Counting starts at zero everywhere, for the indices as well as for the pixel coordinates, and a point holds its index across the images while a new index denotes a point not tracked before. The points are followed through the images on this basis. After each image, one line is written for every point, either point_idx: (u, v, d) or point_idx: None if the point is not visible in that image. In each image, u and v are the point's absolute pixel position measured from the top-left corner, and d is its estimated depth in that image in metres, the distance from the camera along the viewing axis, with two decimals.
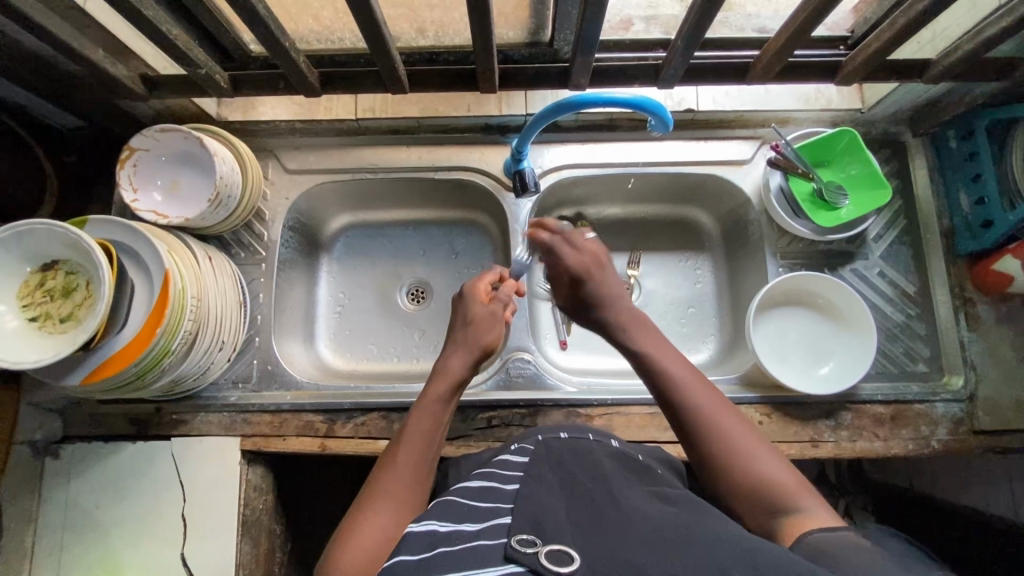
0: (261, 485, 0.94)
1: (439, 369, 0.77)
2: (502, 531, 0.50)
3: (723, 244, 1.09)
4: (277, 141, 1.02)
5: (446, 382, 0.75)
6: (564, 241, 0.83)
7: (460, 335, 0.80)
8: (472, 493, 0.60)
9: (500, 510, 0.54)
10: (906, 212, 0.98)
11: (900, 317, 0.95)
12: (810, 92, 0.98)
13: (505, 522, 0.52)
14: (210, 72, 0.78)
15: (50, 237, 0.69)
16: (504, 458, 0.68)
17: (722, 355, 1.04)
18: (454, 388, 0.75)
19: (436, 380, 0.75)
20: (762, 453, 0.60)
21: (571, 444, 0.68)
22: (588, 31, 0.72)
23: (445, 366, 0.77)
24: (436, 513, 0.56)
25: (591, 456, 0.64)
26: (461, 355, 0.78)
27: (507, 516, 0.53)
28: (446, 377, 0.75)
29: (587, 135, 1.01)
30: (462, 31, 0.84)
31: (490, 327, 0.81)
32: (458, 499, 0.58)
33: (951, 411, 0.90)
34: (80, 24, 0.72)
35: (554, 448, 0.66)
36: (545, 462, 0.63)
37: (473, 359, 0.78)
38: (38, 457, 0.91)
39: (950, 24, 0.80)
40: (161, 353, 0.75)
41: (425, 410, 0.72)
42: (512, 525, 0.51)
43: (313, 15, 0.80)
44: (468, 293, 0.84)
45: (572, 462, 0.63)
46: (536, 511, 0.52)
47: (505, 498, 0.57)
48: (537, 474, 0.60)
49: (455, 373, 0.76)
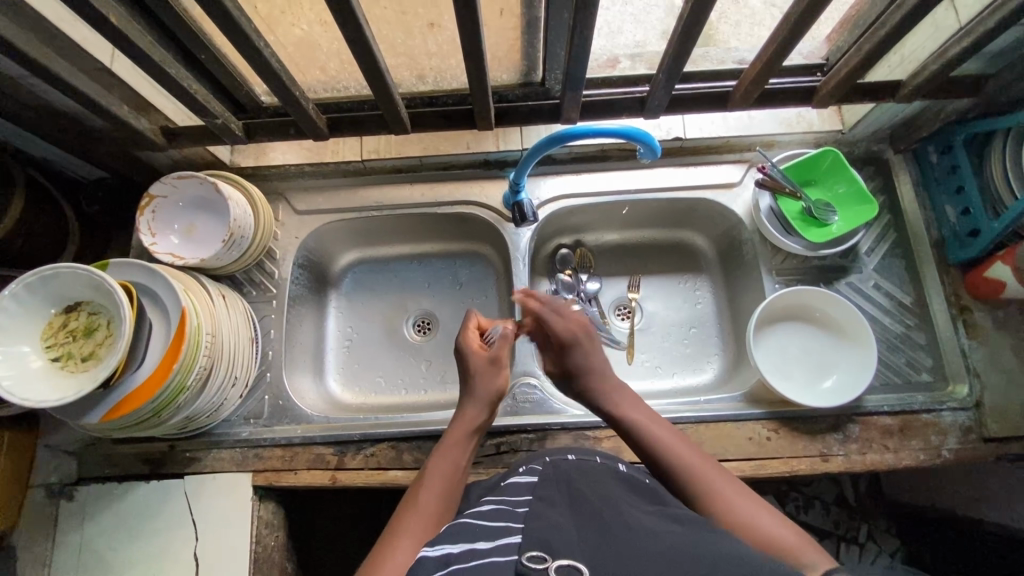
0: (274, 522, 0.94)
1: (458, 416, 0.79)
2: (511, 549, 0.51)
3: (720, 265, 1.12)
4: (287, 184, 1.07)
5: (464, 429, 0.78)
6: (552, 310, 0.86)
7: (471, 383, 0.81)
8: (483, 515, 0.60)
9: (510, 528, 0.55)
10: (895, 226, 1.01)
11: (899, 328, 0.96)
12: (791, 116, 1.03)
13: (516, 541, 0.52)
14: (225, 121, 0.84)
15: (75, 279, 0.73)
16: (512, 481, 0.68)
17: (726, 374, 1.05)
18: (472, 434, 0.78)
19: (455, 429, 0.78)
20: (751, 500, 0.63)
21: (578, 464, 0.68)
22: (576, 70, 0.78)
23: (463, 413, 0.79)
24: (449, 536, 0.57)
25: (595, 477, 0.65)
26: (477, 404, 0.79)
27: (517, 535, 0.54)
28: (464, 424, 0.78)
29: (581, 165, 1.05)
30: (459, 76, 0.90)
31: (497, 373, 0.81)
32: (469, 521, 0.59)
33: (959, 420, 0.90)
34: (107, 82, 0.78)
35: (561, 468, 0.67)
36: (554, 483, 0.64)
37: (490, 405, 0.80)
38: (53, 500, 0.92)
39: (916, 47, 0.85)
40: (177, 389, 0.77)
41: (447, 455, 0.74)
42: (523, 543, 0.51)
43: (320, 67, 0.86)
44: (466, 346, 0.85)
45: (578, 482, 0.63)
46: (546, 530, 0.53)
47: (515, 517, 0.57)
48: (546, 495, 0.61)
49: (475, 419, 0.78)
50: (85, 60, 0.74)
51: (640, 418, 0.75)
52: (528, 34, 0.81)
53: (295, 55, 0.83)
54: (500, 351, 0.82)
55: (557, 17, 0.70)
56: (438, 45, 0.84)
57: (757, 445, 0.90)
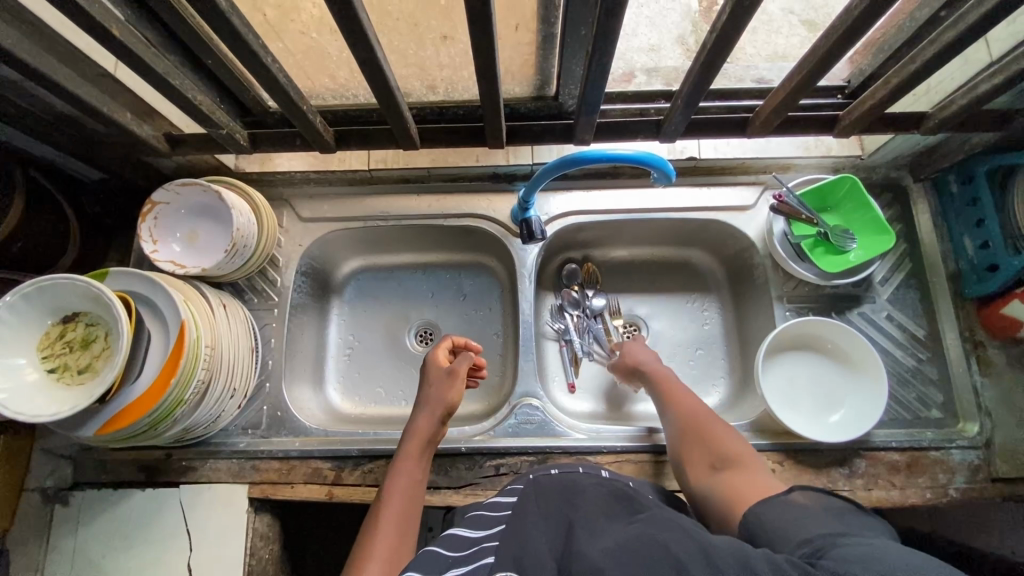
0: (268, 534, 0.94)
1: (410, 428, 0.81)
2: (483, 571, 0.54)
3: (730, 286, 1.10)
4: (291, 191, 1.05)
5: (419, 441, 0.80)
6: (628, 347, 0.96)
7: (425, 395, 0.84)
8: (457, 539, 0.62)
9: (484, 549, 0.58)
10: (911, 256, 0.98)
11: (912, 361, 0.94)
12: (809, 140, 1.00)
13: (488, 562, 0.55)
14: (231, 131, 0.82)
15: (71, 290, 0.71)
16: (492, 501, 0.69)
17: (732, 399, 1.03)
18: (427, 444, 0.80)
19: (409, 442, 0.80)
20: (726, 429, 0.77)
21: (560, 478, 0.69)
22: (592, 92, 0.76)
23: (415, 424, 0.82)
24: (422, 558, 0.58)
25: (576, 490, 0.65)
26: (428, 414, 0.82)
27: (490, 555, 0.57)
28: (418, 435, 0.80)
29: (592, 182, 1.03)
30: (470, 88, 0.88)
31: (453, 384, 0.84)
32: (436, 547, 0.60)
33: (969, 458, 0.89)
34: (110, 89, 0.76)
35: (544, 484, 0.67)
36: (534, 501, 0.64)
37: (441, 416, 0.82)
38: (48, 504, 0.91)
39: (944, 78, 0.82)
40: (174, 403, 0.76)
41: (404, 469, 0.77)
42: (495, 563, 0.55)
43: (330, 75, 0.84)
44: (429, 361, 0.88)
45: (558, 498, 0.64)
46: (518, 548, 0.56)
47: (489, 539, 0.60)
48: (523, 512, 0.62)
49: (427, 430, 0.81)
50: (88, 66, 0.72)
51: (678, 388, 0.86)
52: (544, 50, 0.78)
53: (304, 64, 0.81)
54: (460, 365, 0.85)
55: (577, 38, 0.68)
56: (451, 57, 0.82)
57: None
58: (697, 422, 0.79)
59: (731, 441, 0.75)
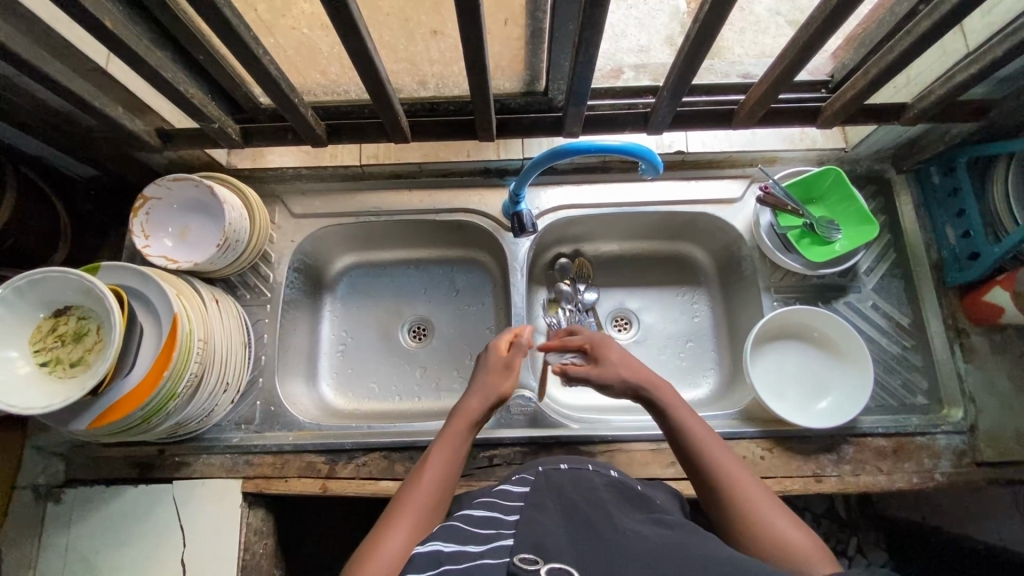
0: (263, 529, 0.93)
1: (460, 408, 0.80)
2: (504, 553, 0.52)
3: (719, 278, 1.11)
4: (283, 187, 1.06)
5: (463, 422, 0.78)
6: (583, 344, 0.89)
7: (481, 380, 0.83)
8: (474, 520, 0.60)
9: (502, 534, 0.56)
10: (895, 247, 1.00)
11: (897, 349, 0.96)
12: (794, 134, 1.02)
13: (507, 544, 0.54)
14: (223, 125, 0.83)
15: (65, 284, 0.72)
16: (505, 488, 0.69)
17: (722, 390, 1.05)
18: (472, 427, 0.79)
19: (458, 417, 0.79)
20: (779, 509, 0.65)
21: (571, 474, 0.68)
22: (579, 84, 0.77)
23: (465, 406, 0.80)
24: (442, 533, 0.58)
25: (586, 485, 0.65)
26: (481, 397, 0.81)
27: (508, 539, 0.55)
28: (464, 417, 0.79)
29: (582, 176, 1.04)
30: (460, 83, 0.89)
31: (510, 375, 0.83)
32: (461, 526, 0.59)
33: (954, 443, 0.90)
34: (102, 83, 0.77)
35: (554, 478, 0.67)
36: (548, 493, 0.63)
37: (493, 403, 0.81)
38: (40, 501, 0.91)
39: (923, 70, 0.84)
40: (167, 396, 0.76)
41: (448, 444, 0.76)
42: (514, 546, 0.53)
43: (321, 71, 0.85)
44: (490, 347, 0.87)
45: (571, 490, 0.64)
46: (538, 533, 0.54)
47: (506, 525, 0.58)
48: (539, 503, 0.61)
49: (476, 413, 0.79)
50: (81, 60, 0.73)
51: (713, 446, 0.73)
52: (533, 44, 0.80)
53: (295, 59, 0.82)
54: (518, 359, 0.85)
55: (563, 31, 0.69)
56: (441, 51, 0.83)
57: (751, 464, 0.89)
58: (743, 497, 0.67)
59: (786, 526, 0.63)
